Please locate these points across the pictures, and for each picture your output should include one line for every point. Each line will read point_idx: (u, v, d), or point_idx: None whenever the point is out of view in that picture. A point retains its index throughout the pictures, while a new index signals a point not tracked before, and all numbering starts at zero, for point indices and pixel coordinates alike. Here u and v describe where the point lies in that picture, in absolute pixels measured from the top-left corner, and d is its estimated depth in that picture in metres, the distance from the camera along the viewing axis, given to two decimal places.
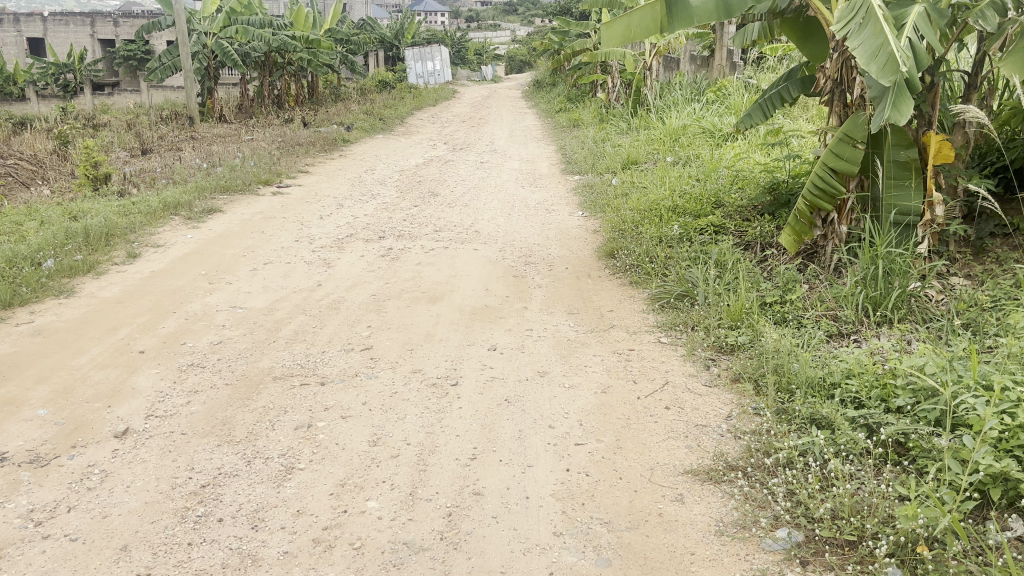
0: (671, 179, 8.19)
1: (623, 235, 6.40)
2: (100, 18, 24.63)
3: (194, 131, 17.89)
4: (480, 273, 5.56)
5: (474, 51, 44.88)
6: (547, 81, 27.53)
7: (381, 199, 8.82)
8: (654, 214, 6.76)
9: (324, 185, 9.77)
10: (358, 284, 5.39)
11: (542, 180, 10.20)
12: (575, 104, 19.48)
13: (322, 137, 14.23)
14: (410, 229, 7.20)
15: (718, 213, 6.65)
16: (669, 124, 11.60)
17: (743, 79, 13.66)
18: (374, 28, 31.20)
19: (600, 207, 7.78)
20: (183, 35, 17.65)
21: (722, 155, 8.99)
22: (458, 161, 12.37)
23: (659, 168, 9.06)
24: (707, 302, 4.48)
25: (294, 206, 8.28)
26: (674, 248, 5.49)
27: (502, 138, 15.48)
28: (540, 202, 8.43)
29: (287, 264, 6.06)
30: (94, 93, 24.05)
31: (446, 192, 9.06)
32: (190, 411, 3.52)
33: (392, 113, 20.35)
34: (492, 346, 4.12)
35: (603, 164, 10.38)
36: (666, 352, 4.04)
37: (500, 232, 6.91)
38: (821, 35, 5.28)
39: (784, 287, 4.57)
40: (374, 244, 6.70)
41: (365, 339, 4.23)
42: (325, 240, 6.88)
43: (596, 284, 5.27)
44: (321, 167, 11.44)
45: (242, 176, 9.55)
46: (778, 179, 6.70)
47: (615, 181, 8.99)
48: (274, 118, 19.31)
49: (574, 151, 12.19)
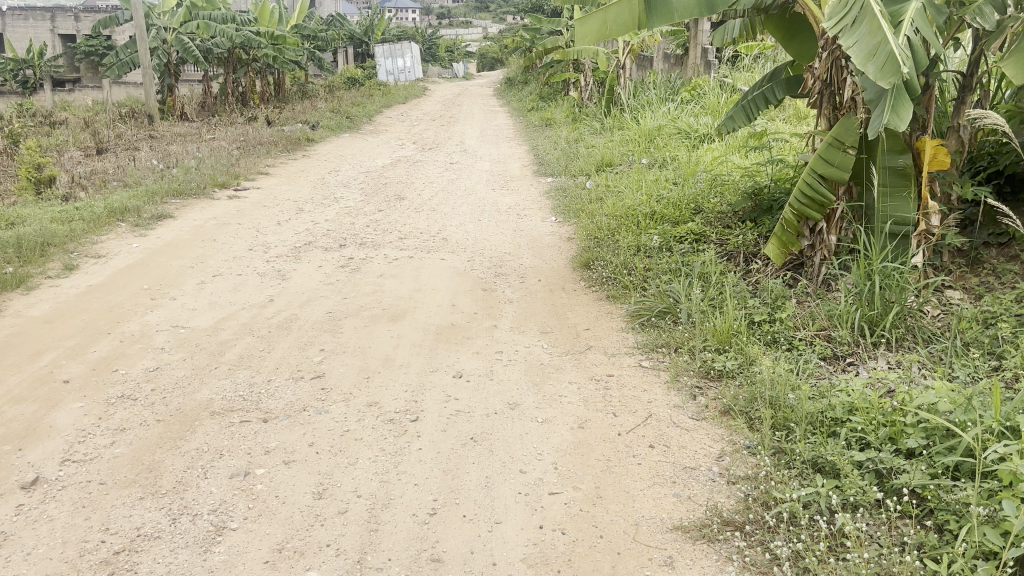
0: (647, 183, 7.87)
1: (598, 244, 6.04)
2: (60, 12, 23.79)
3: (154, 129, 17.32)
4: (446, 286, 5.17)
5: (445, 49, 44.42)
6: (519, 78, 27.20)
7: (345, 203, 8.41)
8: (631, 221, 6.42)
9: (285, 188, 9.34)
10: (313, 299, 4.99)
11: (514, 182, 9.84)
12: (548, 102, 19.15)
13: (286, 136, 13.77)
14: (373, 236, 6.80)
15: (697, 220, 6.32)
16: (644, 124, 11.30)
17: (719, 78, 13.40)
18: (343, 25, 30.64)
19: (573, 212, 7.44)
20: (142, 30, 17.06)
21: (699, 158, 8.69)
22: (427, 162, 11.98)
23: (635, 171, 8.74)
24: (690, 321, 4.13)
25: (251, 212, 7.84)
26: (653, 260, 5.15)
27: (472, 138, 15.10)
28: (511, 207, 8.07)
29: (238, 276, 5.64)
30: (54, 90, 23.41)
31: (413, 195, 8.67)
32: (113, 454, 3.11)
33: (360, 111, 19.88)
34: (458, 373, 3.74)
35: (576, 166, 10.05)
36: (648, 378, 3.68)
37: (469, 239, 6.53)
38: (808, 33, 5.00)
39: (773, 304, 4.23)
40: (333, 253, 6.29)
41: (316, 365, 3.84)
42: (282, 248, 6.47)
43: (571, 299, 4.91)
44: (283, 168, 10.99)
45: (198, 179, 9.09)
46: (760, 184, 6.38)
47: (589, 184, 8.65)
48: (237, 116, 18.78)
49: (547, 151, 11.85)
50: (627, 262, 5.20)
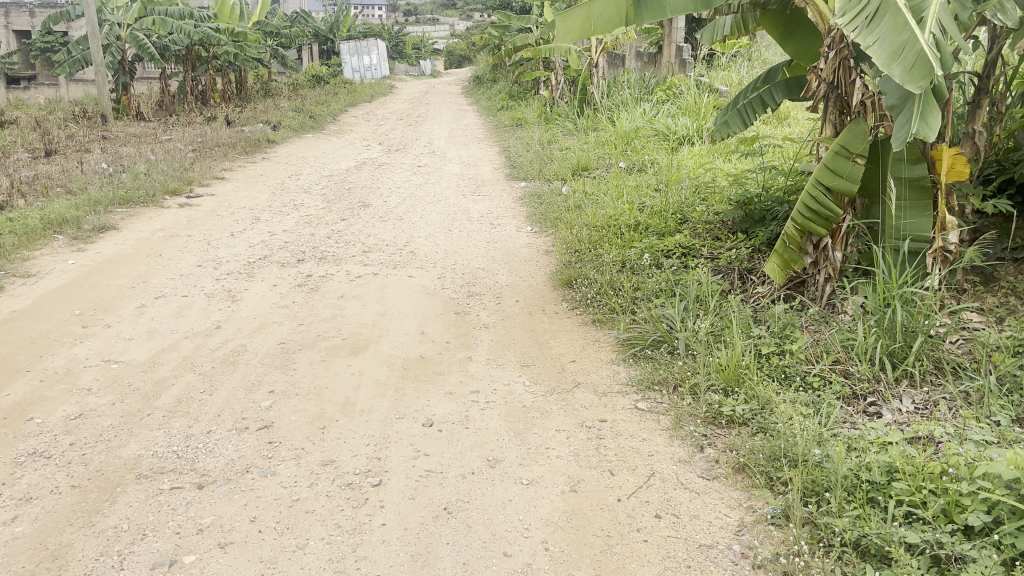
0: (627, 189, 7.44)
1: (579, 259, 5.58)
2: (13, 7, 22.66)
3: (107, 130, 16.58)
4: (413, 309, 4.67)
5: (412, 46, 43.75)
6: (488, 76, 26.73)
7: (305, 211, 7.88)
8: (613, 232, 5.98)
9: (242, 194, 8.78)
10: (266, 327, 4.47)
11: (485, 187, 9.37)
12: (518, 101, 18.69)
13: (246, 138, 13.15)
14: (335, 249, 6.29)
15: (685, 231, 5.89)
16: (620, 125, 10.90)
17: (694, 78, 13.03)
18: (308, 21, 29.91)
19: (549, 221, 6.99)
20: (94, 26, 16.29)
21: (680, 162, 8.28)
22: (394, 164, 11.46)
23: (613, 176, 8.31)
24: (690, 354, 3.69)
25: (204, 222, 7.28)
26: (642, 279, 4.70)
27: (441, 138, 14.60)
28: (483, 214, 7.59)
29: (184, 298, 5.10)
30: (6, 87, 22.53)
31: (378, 202, 8.16)
32: (12, 534, 2.57)
33: (325, 110, 19.27)
34: (428, 420, 3.26)
35: (550, 169, 9.60)
36: (645, 423, 3.23)
37: (439, 252, 6.05)
38: (808, 31, 4.62)
39: (781, 333, 3.80)
40: (290, 269, 5.77)
41: (264, 413, 3.33)
42: (235, 264, 5.93)
43: (553, 323, 4.45)
44: (241, 172, 10.39)
45: (147, 185, 8.49)
46: (750, 192, 5.97)
47: (565, 190, 8.21)
48: (197, 116, 18.08)
49: (518, 154, 11.39)
50: (613, 282, 4.76)
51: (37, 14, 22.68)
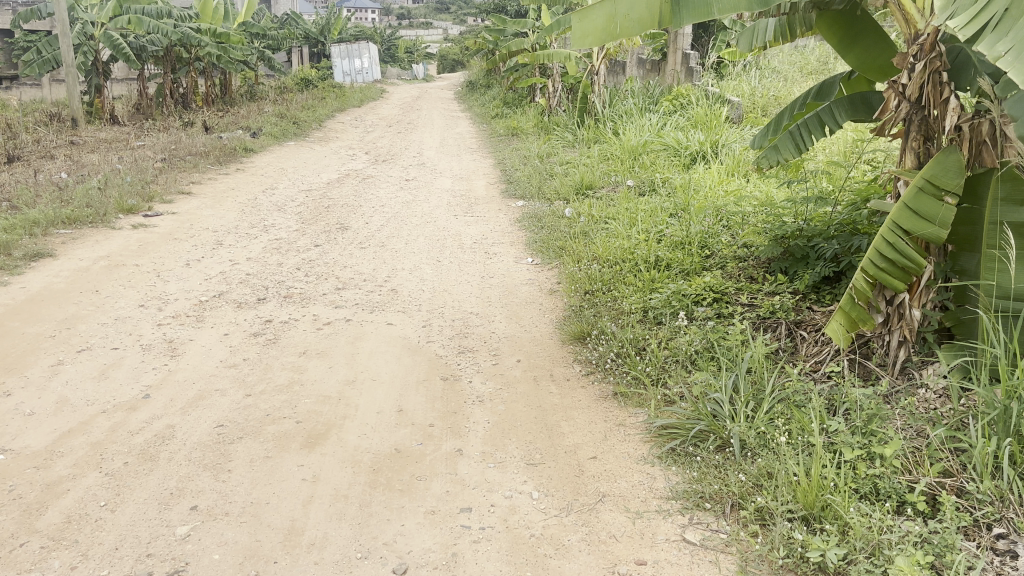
0: (639, 214, 6.60)
1: (590, 303, 4.72)
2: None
3: (78, 134, 15.64)
4: (391, 372, 3.79)
5: (405, 50, 42.93)
6: (481, 82, 26.02)
7: (275, 234, 7.00)
8: (628, 269, 5.12)
9: (207, 212, 7.89)
10: (204, 400, 3.57)
11: (478, 206, 8.52)
12: (513, 109, 17.87)
13: (222, 146, 12.23)
14: (303, 284, 5.41)
15: (715, 271, 5.04)
16: (625, 137, 10.09)
17: (702, 87, 12.25)
18: (299, 24, 29.19)
19: (552, 252, 6.12)
20: (65, 25, 15.32)
21: (695, 185, 7.46)
22: (380, 177, 10.60)
23: (621, 198, 7.47)
24: (751, 456, 2.84)
25: (157, 248, 6.38)
26: (673, 338, 3.86)
27: (431, 148, 13.79)
28: (477, 241, 6.73)
29: (113, 352, 4.19)
30: None
31: (359, 224, 7.30)
32: None
33: (310, 115, 18.42)
34: (402, 561, 2.38)
35: (550, 187, 8.77)
36: (700, 570, 2.37)
37: (425, 291, 5.19)
38: (877, 36, 3.80)
39: (865, 426, 2.92)
40: (247, 312, 4.88)
41: (178, 546, 2.45)
42: (184, 305, 5.03)
43: (565, 395, 3.58)
44: (211, 185, 9.50)
45: (100, 202, 7.57)
46: (789, 224, 5.13)
47: (569, 213, 7.37)
48: (175, 121, 17.13)
49: (515, 168, 10.56)
50: (636, 341, 3.90)
51: (12, 13, 21.65)
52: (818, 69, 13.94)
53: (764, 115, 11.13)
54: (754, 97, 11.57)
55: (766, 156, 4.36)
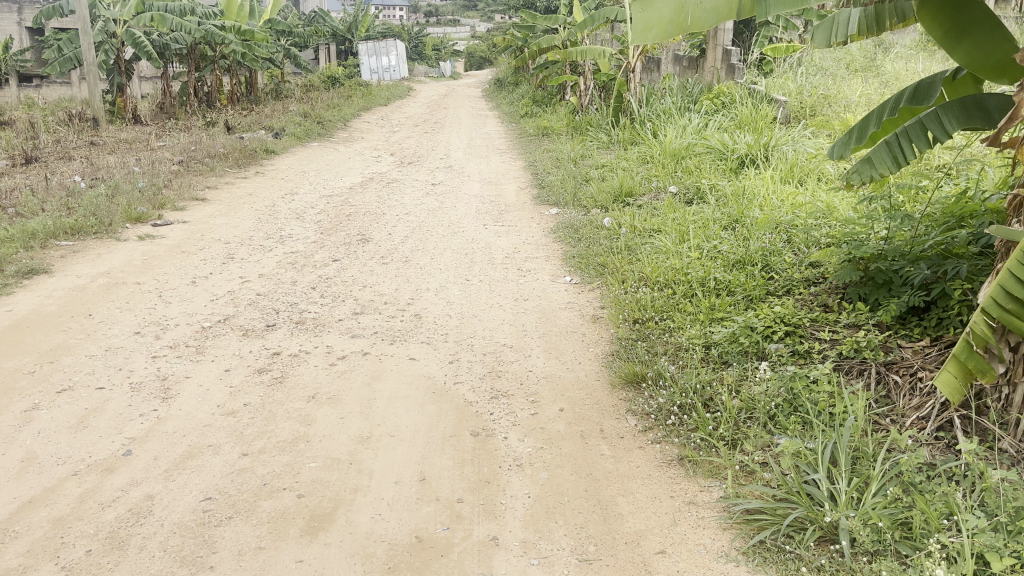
0: (688, 226, 6.00)
1: (642, 335, 4.12)
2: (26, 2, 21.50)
3: (98, 135, 15.27)
4: (413, 425, 3.23)
5: (433, 47, 42.43)
6: (510, 79, 25.49)
7: (291, 247, 6.49)
8: (683, 295, 4.53)
9: (220, 221, 7.39)
10: (193, 460, 3.03)
11: (508, 214, 7.95)
12: (543, 108, 17.28)
13: (242, 147, 11.77)
14: (318, 307, 4.87)
15: (783, 299, 4.42)
16: (666, 139, 9.48)
17: (744, 86, 11.59)
18: (325, 21, 28.82)
19: (592, 269, 5.54)
20: (86, 22, 14.95)
21: (746, 195, 6.84)
22: (405, 181, 10.08)
23: (666, 207, 6.87)
24: (868, 564, 2.25)
25: (162, 263, 5.88)
26: (753, 390, 3.28)
27: (459, 148, 13.25)
28: (509, 255, 6.17)
29: (96, 393, 3.66)
30: (19, 85, 21.48)
31: (381, 235, 6.77)
32: None
33: (336, 113, 17.97)
34: None
35: (586, 193, 8.18)
36: None
37: (452, 317, 4.62)
38: (993, 26, 3.19)
39: (1012, 523, 2.31)
40: (253, 342, 4.33)
41: None
42: (183, 332, 4.50)
43: (620, 459, 3.00)
44: (227, 190, 9.02)
45: (107, 210, 7.08)
46: (867, 243, 4.49)
47: (608, 223, 6.79)
48: (198, 120, 16.74)
49: (547, 171, 9.99)
50: (704, 391, 3.31)
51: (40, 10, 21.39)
52: (866, 66, 13.23)
53: (812, 114, 10.46)
54: (801, 96, 10.90)
55: (856, 172, 3.71)
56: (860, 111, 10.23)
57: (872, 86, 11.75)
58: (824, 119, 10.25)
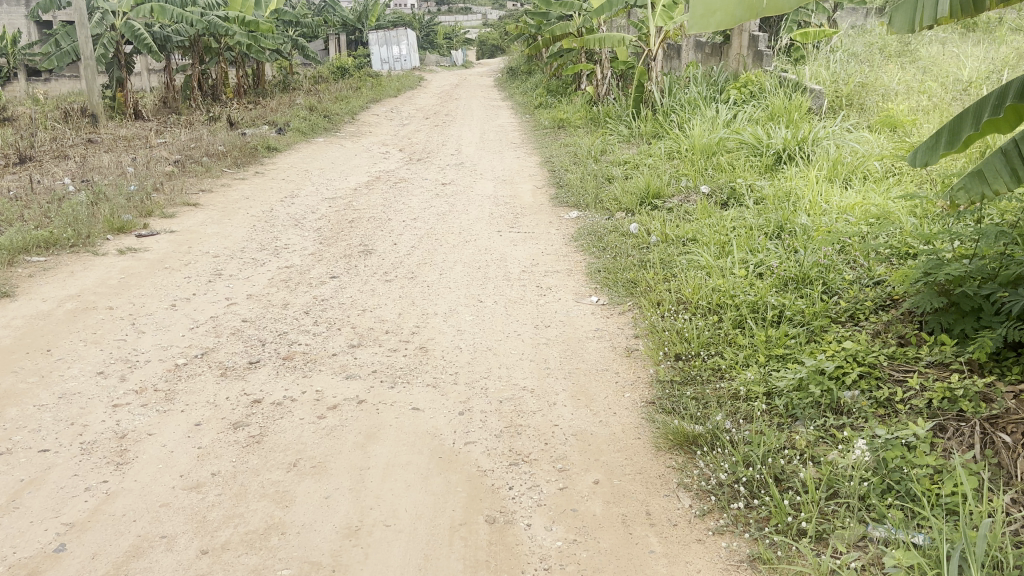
0: (729, 236, 5.37)
1: (688, 377, 3.50)
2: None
3: (97, 131, 14.71)
4: (415, 508, 2.63)
5: (444, 36, 41.75)
6: (523, 68, 24.85)
7: (286, 261, 5.89)
8: (732, 326, 3.90)
9: (212, 229, 6.81)
10: (139, 560, 2.43)
11: (524, 218, 7.33)
12: (558, 98, 16.61)
13: (243, 145, 11.17)
14: (310, 338, 4.26)
15: (851, 330, 3.78)
16: (693, 132, 8.83)
17: (773, 74, 10.91)
18: (335, 11, 28.23)
19: (621, 287, 4.91)
20: (82, 14, 14.35)
21: (788, 197, 6.20)
22: (414, 180, 9.47)
23: (699, 212, 6.23)
24: None
25: (141, 281, 5.29)
26: (835, 459, 2.67)
27: (471, 143, 12.64)
28: (526, 269, 5.55)
29: (38, 458, 3.06)
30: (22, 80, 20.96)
31: (386, 245, 6.16)
32: None
33: (344, 106, 17.37)
34: None
35: (609, 193, 7.55)
36: None
37: (462, 351, 3.99)
38: None
39: None
40: (232, 385, 3.73)
41: None
42: (153, 373, 3.89)
43: (675, 561, 2.38)
44: (223, 192, 8.44)
45: (88, 220, 6.50)
46: (948, 261, 3.81)
47: (635, 229, 6.16)
48: (201, 115, 16.17)
49: (566, 168, 9.36)
50: (774, 462, 2.69)
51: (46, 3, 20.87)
52: (901, 51, 12.51)
53: (849, 104, 9.77)
54: (836, 84, 10.21)
55: (961, 190, 3.19)
56: (901, 100, 9.54)
57: (910, 72, 11.03)
58: (862, 109, 9.57)
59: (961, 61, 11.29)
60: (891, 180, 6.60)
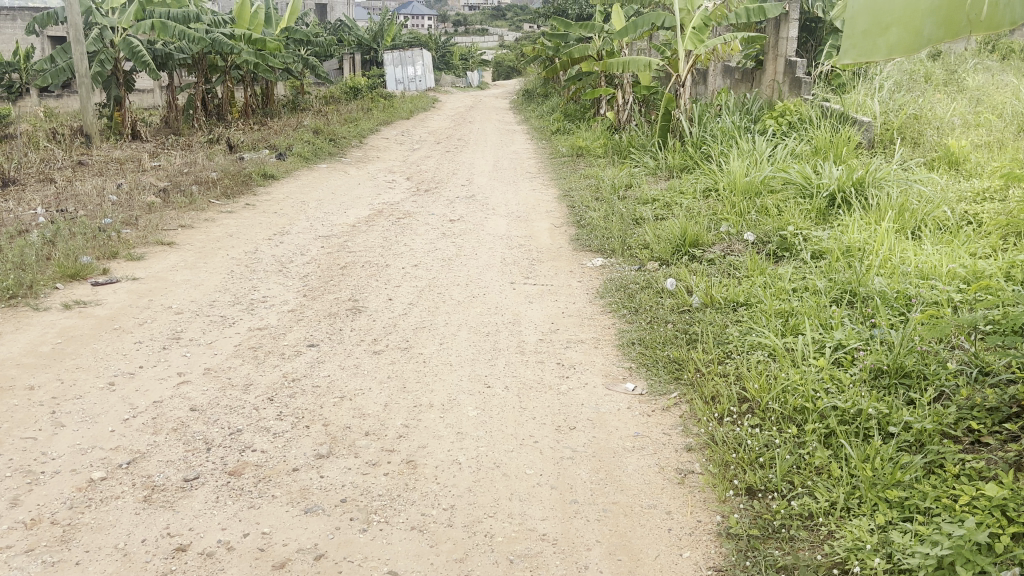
0: (792, 304, 4.45)
1: (770, 532, 2.60)
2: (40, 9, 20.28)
3: (89, 151, 13.93)
4: None
5: (460, 57, 41.24)
6: (539, 91, 24.12)
7: (260, 320, 4.99)
8: (821, 449, 2.97)
9: (183, 276, 5.94)
10: None
11: (540, 265, 6.42)
12: (576, 123, 15.78)
13: (237, 171, 10.32)
14: (269, 443, 3.34)
15: (983, 455, 2.81)
16: (732, 168, 7.92)
17: (814, 103, 10.00)
18: (350, 30, 27.55)
19: (662, 368, 3.99)
20: (78, 29, 13.57)
21: (854, 254, 5.27)
22: (421, 215, 8.60)
23: (750, 269, 5.29)
24: None
25: (80, 347, 4.40)
26: None
27: (484, 171, 11.79)
28: (545, 337, 4.63)
29: None
30: (39, 96, 20.23)
31: (381, 302, 5.25)
32: None
33: (352, 129, 16.59)
34: None
35: (638, 237, 6.62)
36: None
37: (462, 468, 3.06)
38: None
39: None
40: (154, 516, 2.82)
41: None
42: (57, 492, 2.99)
43: None
44: (205, 228, 7.58)
45: (38, 266, 5.63)
46: None
47: (673, 287, 5.25)
48: (201, 137, 15.37)
49: (586, 204, 8.47)
50: None
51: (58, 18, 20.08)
52: (948, 80, 11.60)
53: (901, 137, 8.85)
54: (885, 115, 9.30)
55: None
56: (961, 134, 8.61)
57: (963, 102, 10.10)
58: (916, 143, 8.64)
59: (1018, 91, 10.37)
60: (971, 232, 5.65)
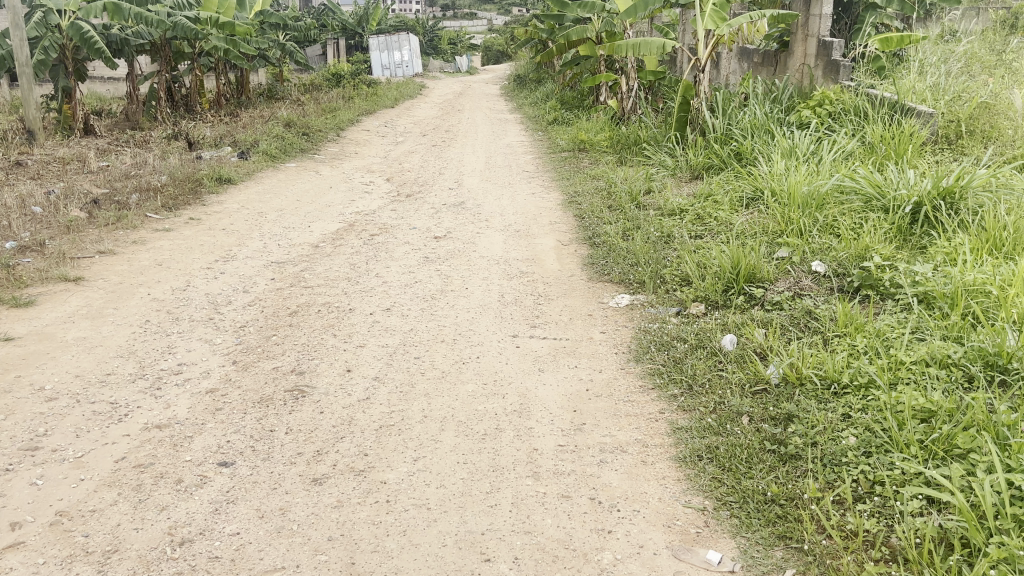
0: (930, 394, 3.05)
1: None
2: None
3: (29, 149, 12.36)
4: None
5: (449, 42, 39.64)
6: (531, 77, 22.60)
7: (164, 410, 3.54)
8: None
9: (80, 331, 4.47)
10: None
11: (549, 306, 4.98)
12: (575, 112, 14.33)
13: (185, 175, 8.83)
14: None
15: None
16: (779, 171, 6.47)
17: (858, 89, 8.57)
18: (333, 14, 25.84)
19: (757, 516, 2.60)
20: (16, 14, 11.92)
21: (985, 302, 3.85)
22: (399, 228, 7.14)
23: (841, 323, 3.88)
24: None
25: None
26: None
27: (475, 170, 10.33)
28: (570, 438, 3.21)
29: None
30: None
31: (333, 377, 3.80)
32: None
33: (329, 119, 15.06)
34: None
35: (675, 266, 5.19)
36: None
37: None
38: None
39: None
40: None
41: None
42: None
43: None
44: (131, 253, 6.12)
45: None
46: None
47: (737, 352, 3.82)
48: (160, 131, 13.82)
49: (599, 214, 7.04)
50: None
51: None
52: (1002, 60, 10.15)
53: (971, 130, 7.42)
54: (947, 102, 7.86)
55: None
56: None
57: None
58: (990, 137, 7.22)
59: None
60: None
